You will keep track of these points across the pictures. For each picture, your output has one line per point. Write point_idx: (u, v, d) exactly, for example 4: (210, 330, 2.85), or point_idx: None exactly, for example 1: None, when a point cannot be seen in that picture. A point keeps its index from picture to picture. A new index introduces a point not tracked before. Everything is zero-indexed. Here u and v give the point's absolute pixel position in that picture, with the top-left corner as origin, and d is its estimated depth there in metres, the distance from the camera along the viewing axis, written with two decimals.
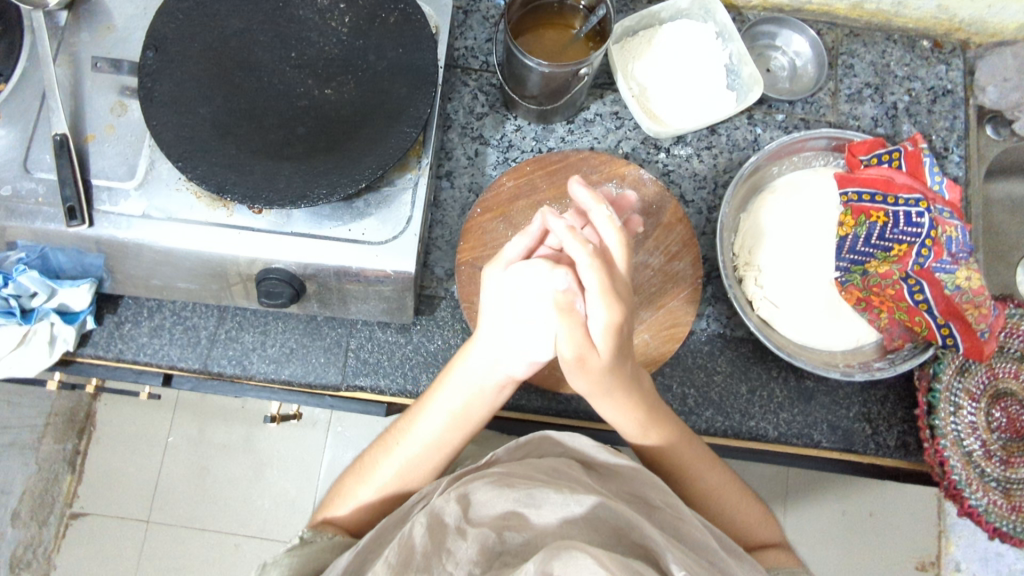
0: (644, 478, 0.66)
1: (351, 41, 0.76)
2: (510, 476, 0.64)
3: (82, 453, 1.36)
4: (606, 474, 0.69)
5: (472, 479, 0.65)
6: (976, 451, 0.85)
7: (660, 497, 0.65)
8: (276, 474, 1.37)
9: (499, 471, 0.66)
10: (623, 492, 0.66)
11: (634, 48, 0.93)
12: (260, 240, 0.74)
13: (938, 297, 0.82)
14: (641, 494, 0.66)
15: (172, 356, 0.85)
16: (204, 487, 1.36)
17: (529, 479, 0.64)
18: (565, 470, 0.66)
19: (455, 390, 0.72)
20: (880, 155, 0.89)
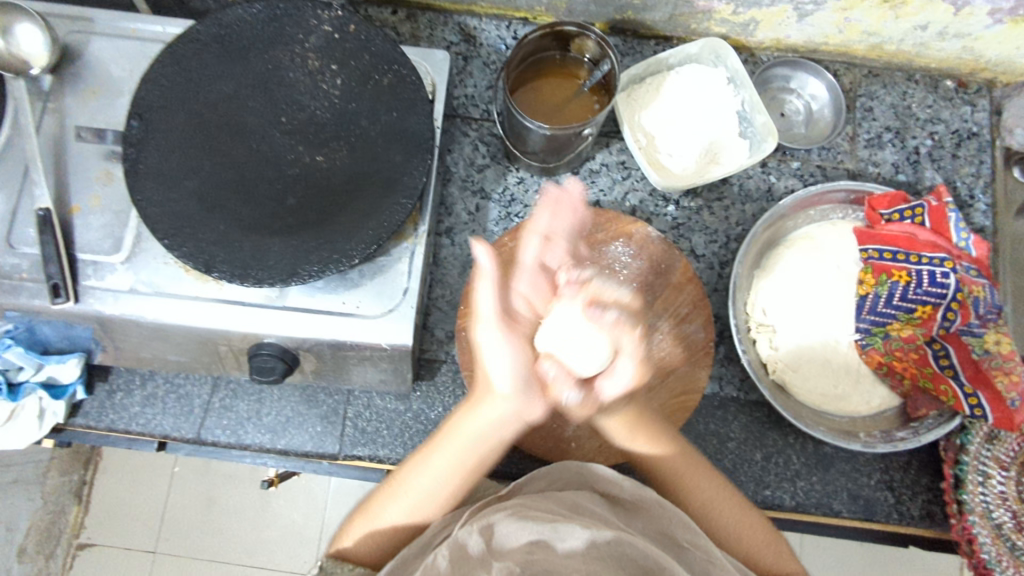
0: (670, 516, 0.65)
1: (343, 104, 0.73)
2: (526, 509, 0.63)
3: (88, 484, 1.30)
4: (631, 509, 0.67)
5: (493, 511, 0.64)
6: (1007, 524, 0.80)
7: (687, 537, 0.63)
8: (283, 505, 1.32)
9: (516, 502, 0.64)
10: (651, 532, 0.64)
11: (640, 96, 0.89)
12: (252, 313, 0.71)
13: (965, 363, 0.78)
14: (668, 532, 0.64)
15: (165, 426, 0.82)
16: (212, 518, 1.31)
17: (549, 512, 0.62)
18: (588, 506, 0.64)
19: (458, 440, 0.69)
20: (902, 211, 0.84)
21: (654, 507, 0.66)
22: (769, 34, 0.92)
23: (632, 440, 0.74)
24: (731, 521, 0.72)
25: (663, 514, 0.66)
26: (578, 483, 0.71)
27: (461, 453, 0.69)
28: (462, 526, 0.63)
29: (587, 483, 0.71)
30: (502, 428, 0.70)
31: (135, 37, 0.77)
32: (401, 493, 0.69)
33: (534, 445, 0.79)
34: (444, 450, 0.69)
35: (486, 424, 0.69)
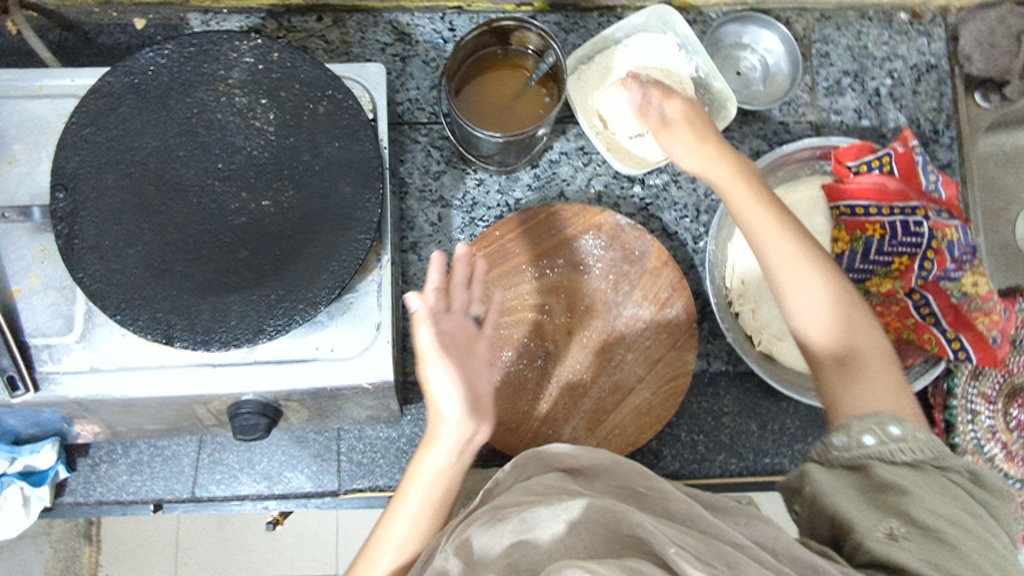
0: (630, 468, 0.60)
1: (281, 140, 0.69)
2: (501, 507, 0.55)
3: None
4: (591, 473, 0.61)
5: (466, 525, 0.55)
6: (998, 456, 0.82)
7: (644, 483, 0.58)
8: None
9: (488, 507, 0.56)
10: (612, 489, 0.58)
11: (590, 78, 0.84)
12: (225, 373, 0.68)
13: (945, 309, 0.78)
14: (628, 485, 0.58)
15: (157, 491, 0.80)
16: None
17: (522, 503, 0.54)
18: (554, 484, 0.57)
19: (420, 482, 0.61)
20: (869, 161, 0.81)
21: (612, 466, 0.61)
22: None
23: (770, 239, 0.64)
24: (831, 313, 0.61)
25: (624, 471, 0.60)
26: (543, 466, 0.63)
27: (431, 492, 0.61)
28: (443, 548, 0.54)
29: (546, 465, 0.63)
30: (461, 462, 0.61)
31: (44, 94, 0.71)
32: (379, 558, 0.61)
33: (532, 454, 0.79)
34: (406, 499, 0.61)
35: (441, 458, 0.60)
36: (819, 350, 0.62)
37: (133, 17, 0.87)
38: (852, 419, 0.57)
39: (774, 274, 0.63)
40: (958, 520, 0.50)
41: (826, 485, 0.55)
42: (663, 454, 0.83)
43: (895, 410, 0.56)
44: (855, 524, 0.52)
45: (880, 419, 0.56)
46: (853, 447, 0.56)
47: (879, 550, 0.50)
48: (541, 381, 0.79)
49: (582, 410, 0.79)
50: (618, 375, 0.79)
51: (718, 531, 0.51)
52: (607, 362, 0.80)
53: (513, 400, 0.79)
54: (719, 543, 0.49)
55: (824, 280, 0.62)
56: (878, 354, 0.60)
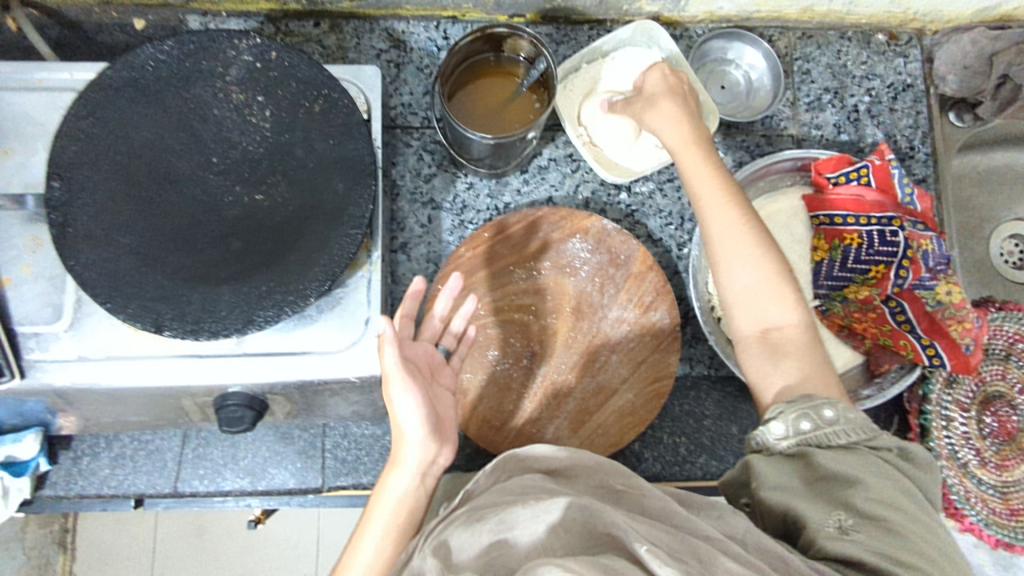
0: (606, 466, 0.57)
1: (276, 136, 0.70)
2: (479, 508, 0.52)
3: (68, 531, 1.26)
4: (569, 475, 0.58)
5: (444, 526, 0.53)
6: (971, 462, 0.84)
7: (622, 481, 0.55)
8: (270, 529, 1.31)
9: (465, 510, 0.53)
10: (590, 488, 0.56)
11: (577, 90, 0.87)
12: (213, 364, 0.69)
13: (920, 316, 0.81)
14: (605, 484, 0.56)
15: (139, 485, 0.80)
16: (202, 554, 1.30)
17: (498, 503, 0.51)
18: (530, 484, 0.54)
19: (384, 507, 0.63)
20: (848, 173, 0.84)
21: (591, 464, 0.58)
22: (702, 8, 0.91)
23: (713, 218, 0.66)
24: (762, 285, 0.63)
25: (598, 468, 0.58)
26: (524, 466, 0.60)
27: (393, 514, 0.63)
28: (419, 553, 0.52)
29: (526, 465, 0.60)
30: (421, 486, 0.64)
31: (42, 87, 0.72)
32: None
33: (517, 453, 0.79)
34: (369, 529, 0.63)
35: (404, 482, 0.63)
36: (752, 335, 0.63)
37: (133, 17, 0.88)
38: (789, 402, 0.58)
39: (712, 247, 0.65)
40: (903, 507, 0.50)
41: (765, 476, 0.55)
42: (645, 455, 0.84)
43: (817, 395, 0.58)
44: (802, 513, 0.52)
45: (807, 403, 0.57)
46: (793, 435, 0.56)
47: (827, 543, 0.49)
48: (527, 381, 0.80)
49: (566, 410, 0.80)
50: (602, 375, 0.81)
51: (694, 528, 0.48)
52: (592, 363, 0.81)
53: (499, 399, 0.80)
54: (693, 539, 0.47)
55: (759, 257, 0.64)
56: (804, 329, 0.62)
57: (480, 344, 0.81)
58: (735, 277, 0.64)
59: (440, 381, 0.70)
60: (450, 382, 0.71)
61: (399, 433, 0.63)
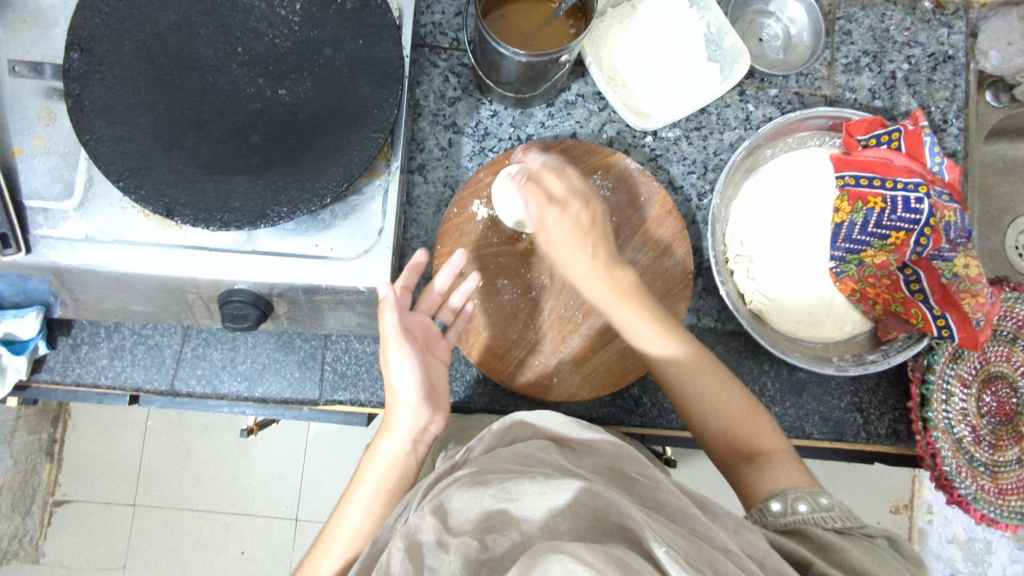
0: (620, 449, 0.59)
1: (304, 32, 0.68)
2: (482, 473, 0.55)
3: (59, 442, 1.31)
4: (581, 450, 0.61)
5: (447, 486, 0.55)
6: (966, 438, 0.84)
7: (636, 469, 0.56)
8: (261, 451, 1.33)
9: (471, 468, 0.56)
10: (600, 468, 0.58)
11: (605, 33, 0.87)
12: (221, 258, 0.68)
13: (934, 286, 0.80)
14: (618, 468, 0.58)
15: (136, 379, 0.80)
16: (192, 468, 1.33)
17: (505, 471, 0.54)
18: (537, 456, 0.57)
19: (376, 469, 0.68)
20: (878, 136, 0.85)
21: (604, 446, 0.60)
22: None
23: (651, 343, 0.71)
24: (716, 408, 0.70)
25: (611, 451, 0.59)
26: (528, 433, 0.63)
27: (385, 477, 0.68)
28: (417, 507, 0.54)
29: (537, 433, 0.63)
30: (414, 451, 0.68)
31: None
32: (332, 545, 0.66)
33: (521, 387, 0.79)
34: (361, 485, 0.68)
35: (396, 447, 0.67)
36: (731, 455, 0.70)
37: None
38: (788, 488, 0.64)
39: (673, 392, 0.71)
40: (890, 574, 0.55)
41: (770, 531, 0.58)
42: (642, 401, 0.85)
43: (803, 487, 0.64)
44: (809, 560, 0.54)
45: (795, 495, 0.63)
46: (788, 513, 0.62)
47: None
48: (533, 313, 0.80)
49: (570, 345, 0.80)
50: (609, 315, 0.80)
51: (709, 535, 0.48)
52: (600, 303, 0.80)
53: (501, 328, 0.79)
54: (708, 547, 0.47)
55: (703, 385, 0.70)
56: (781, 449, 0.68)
57: (490, 271, 0.80)
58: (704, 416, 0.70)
59: (436, 352, 0.73)
60: (445, 353, 0.73)
61: (394, 396, 0.67)
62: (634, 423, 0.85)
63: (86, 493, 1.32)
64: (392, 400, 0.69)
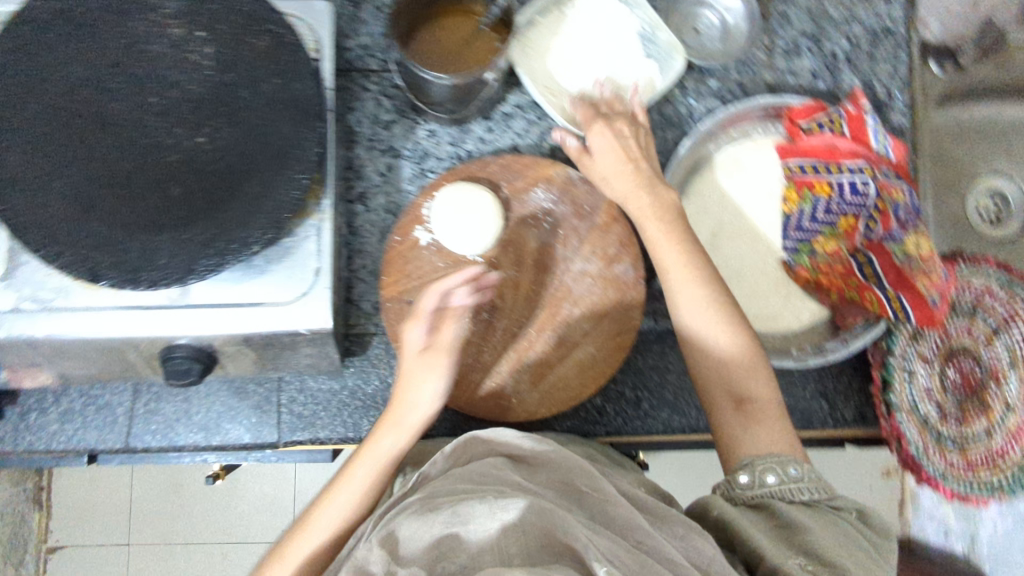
0: (572, 464, 0.58)
1: (217, 75, 0.66)
2: (434, 497, 0.54)
3: (46, 489, 1.30)
4: (537, 465, 0.59)
5: (396, 514, 0.54)
6: (931, 416, 0.87)
7: (587, 481, 0.56)
8: (251, 479, 1.32)
9: (419, 496, 0.55)
10: (553, 483, 0.57)
11: (537, 40, 0.85)
12: (154, 317, 0.66)
13: (887, 269, 0.79)
14: (569, 482, 0.57)
15: (89, 441, 0.79)
16: (183, 503, 1.32)
17: (459, 492, 0.53)
18: (492, 472, 0.56)
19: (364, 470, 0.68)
20: (821, 121, 0.82)
21: (555, 458, 0.59)
22: None
23: (692, 311, 0.70)
24: (706, 357, 0.70)
25: (563, 462, 0.58)
26: (485, 449, 0.62)
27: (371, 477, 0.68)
28: (367, 537, 0.54)
29: (492, 450, 0.61)
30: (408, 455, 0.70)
31: None
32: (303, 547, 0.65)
33: (478, 409, 0.79)
34: (344, 487, 0.68)
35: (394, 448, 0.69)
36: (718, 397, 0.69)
37: None
38: (757, 457, 0.65)
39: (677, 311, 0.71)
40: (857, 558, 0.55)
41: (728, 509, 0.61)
42: (606, 410, 0.84)
43: (778, 454, 0.65)
44: (764, 547, 0.56)
45: (763, 465, 0.64)
46: (755, 485, 0.63)
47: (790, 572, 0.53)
48: (487, 334, 0.79)
49: (526, 363, 0.79)
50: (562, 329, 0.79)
51: (653, 548, 0.49)
52: (552, 318, 0.79)
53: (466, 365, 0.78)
54: (651, 560, 0.47)
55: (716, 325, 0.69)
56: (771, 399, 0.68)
57: None
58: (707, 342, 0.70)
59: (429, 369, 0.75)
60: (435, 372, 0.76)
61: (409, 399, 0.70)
62: (601, 433, 0.84)
63: (77, 537, 1.30)
64: (394, 421, 0.70)
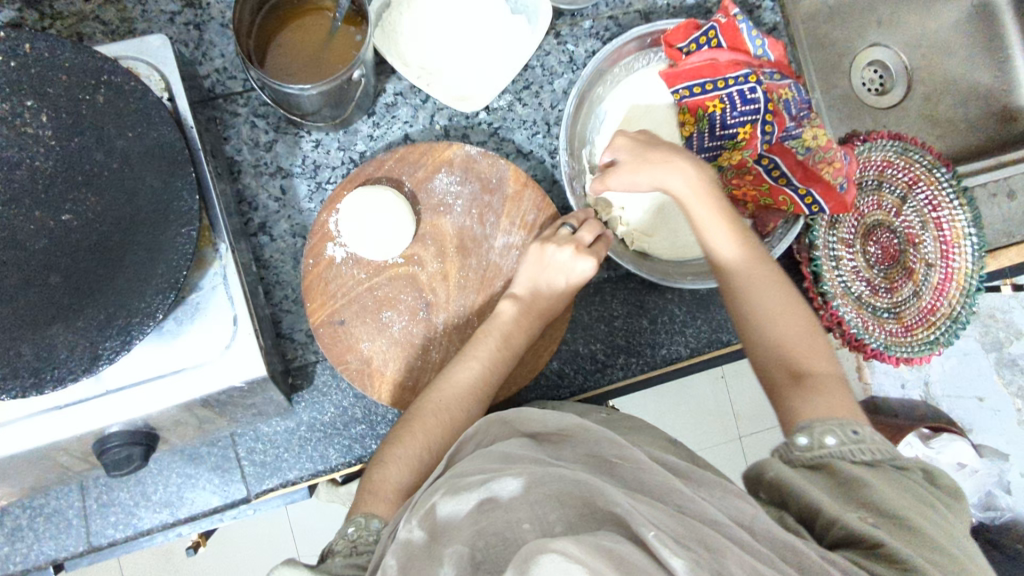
0: (597, 437, 0.54)
1: (63, 144, 0.60)
2: (460, 476, 0.51)
3: None
4: (559, 441, 0.55)
5: (429, 495, 0.52)
6: (864, 293, 0.89)
7: (614, 451, 0.52)
8: (242, 526, 1.30)
9: (447, 475, 0.52)
10: (580, 456, 0.52)
11: (397, 22, 0.81)
12: (76, 415, 0.62)
13: (793, 167, 0.81)
14: (597, 454, 0.52)
15: (49, 551, 0.75)
16: (180, 569, 1.29)
17: (480, 472, 0.50)
18: (517, 452, 0.52)
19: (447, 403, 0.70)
20: (697, 39, 0.81)
21: (579, 434, 0.55)
22: None
23: (716, 241, 0.73)
24: (780, 325, 0.69)
25: (587, 436, 0.55)
26: (506, 433, 0.58)
27: (462, 398, 0.70)
28: (407, 520, 0.51)
29: (513, 432, 0.57)
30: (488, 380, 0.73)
31: None
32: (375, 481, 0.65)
33: None
34: (452, 401, 0.70)
35: (488, 368, 0.72)
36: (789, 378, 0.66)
37: None
38: (814, 420, 0.61)
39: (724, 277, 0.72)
40: (920, 511, 0.53)
41: (787, 472, 0.57)
42: (565, 371, 0.85)
43: (833, 416, 0.61)
44: (827, 507, 0.52)
45: (822, 427, 0.61)
46: (816, 447, 0.60)
47: (851, 528, 0.50)
48: (428, 333, 0.77)
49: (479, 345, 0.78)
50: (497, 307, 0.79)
51: (700, 511, 0.45)
52: (488, 298, 0.78)
53: (443, 373, 0.72)
54: (699, 522, 0.43)
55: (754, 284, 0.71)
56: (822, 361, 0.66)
57: (370, 308, 0.76)
58: (758, 295, 0.70)
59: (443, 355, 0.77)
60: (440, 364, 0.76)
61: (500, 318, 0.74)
62: (565, 396, 0.85)
63: None
64: (435, 423, 0.68)
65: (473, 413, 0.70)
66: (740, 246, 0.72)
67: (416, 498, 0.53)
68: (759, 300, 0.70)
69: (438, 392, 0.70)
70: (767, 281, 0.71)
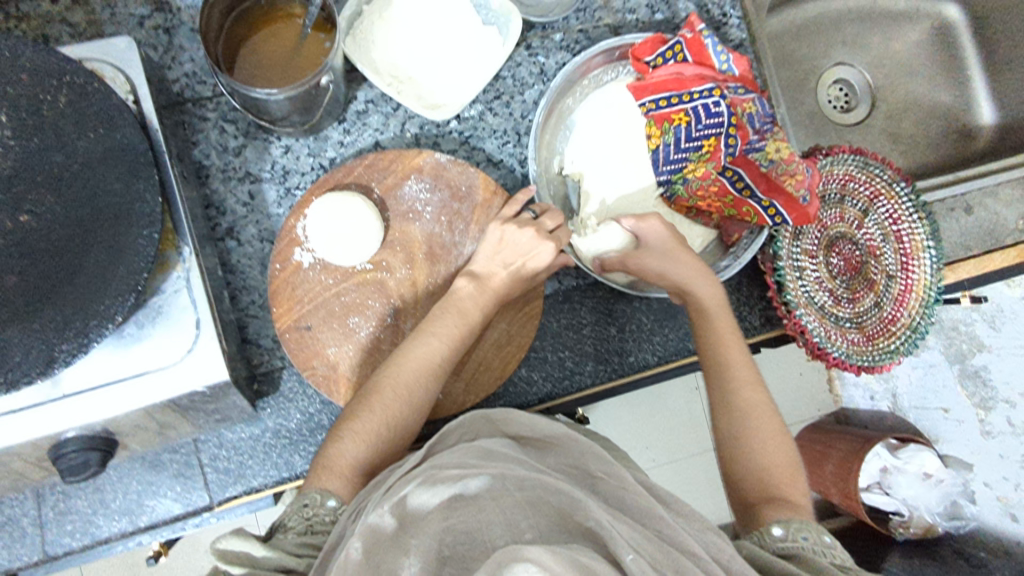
0: (582, 451, 0.56)
1: (23, 144, 0.59)
2: (440, 467, 0.50)
3: None
4: (542, 449, 0.56)
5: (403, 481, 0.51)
6: (826, 303, 0.91)
7: (600, 467, 0.53)
8: (207, 536, 1.28)
9: (424, 465, 0.51)
10: (562, 467, 0.54)
11: (369, 33, 0.82)
12: (31, 420, 0.60)
13: (757, 179, 0.82)
14: (580, 466, 0.54)
15: (2, 561, 0.74)
16: None
17: (459, 466, 0.50)
18: (500, 450, 0.52)
19: (404, 379, 0.69)
20: (663, 53, 0.83)
21: (565, 444, 0.57)
22: None
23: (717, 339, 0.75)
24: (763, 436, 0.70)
25: (573, 447, 0.56)
26: (490, 432, 0.58)
27: (420, 373, 0.69)
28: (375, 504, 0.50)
29: (495, 431, 0.58)
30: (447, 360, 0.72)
31: None
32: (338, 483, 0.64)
33: None
34: (409, 377, 0.69)
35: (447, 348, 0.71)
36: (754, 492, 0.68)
37: None
38: (791, 516, 0.64)
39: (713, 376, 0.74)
40: None
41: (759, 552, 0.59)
42: (534, 379, 0.85)
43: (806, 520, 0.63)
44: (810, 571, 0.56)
45: (798, 525, 0.62)
46: (790, 539, 0.62)
47: None
48: (396, 338, 0.77)
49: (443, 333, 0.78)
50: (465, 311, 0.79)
51: (670, 533, 0.46)
52: None
53: (402, 349, 0.71)
54: (671, 547, 0.45)
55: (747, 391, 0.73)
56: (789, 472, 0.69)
57: (337, 314, 0.76)
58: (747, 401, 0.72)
59: None
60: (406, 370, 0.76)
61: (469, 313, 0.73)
62: (533, 403, 0.85)
63: None
64: (391, 397, 0.67)
65: (431, 389, 0.69)
66: (713, 290, 0.77)
67: (387, 486, 0.52)
68: (744, 404, 0.72)
69: (396, 367, 0.69)
70: (755, 391, 0.73)
